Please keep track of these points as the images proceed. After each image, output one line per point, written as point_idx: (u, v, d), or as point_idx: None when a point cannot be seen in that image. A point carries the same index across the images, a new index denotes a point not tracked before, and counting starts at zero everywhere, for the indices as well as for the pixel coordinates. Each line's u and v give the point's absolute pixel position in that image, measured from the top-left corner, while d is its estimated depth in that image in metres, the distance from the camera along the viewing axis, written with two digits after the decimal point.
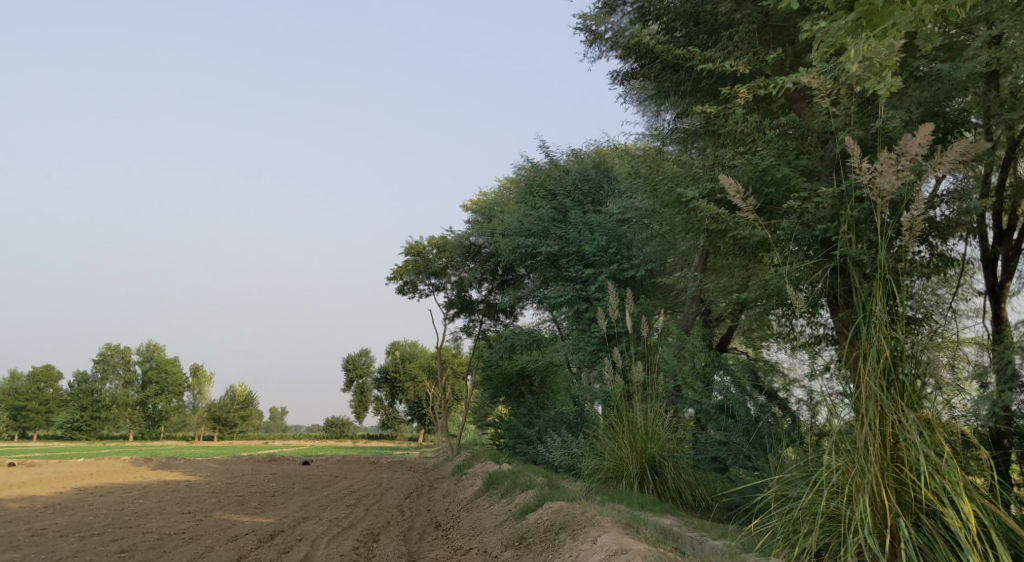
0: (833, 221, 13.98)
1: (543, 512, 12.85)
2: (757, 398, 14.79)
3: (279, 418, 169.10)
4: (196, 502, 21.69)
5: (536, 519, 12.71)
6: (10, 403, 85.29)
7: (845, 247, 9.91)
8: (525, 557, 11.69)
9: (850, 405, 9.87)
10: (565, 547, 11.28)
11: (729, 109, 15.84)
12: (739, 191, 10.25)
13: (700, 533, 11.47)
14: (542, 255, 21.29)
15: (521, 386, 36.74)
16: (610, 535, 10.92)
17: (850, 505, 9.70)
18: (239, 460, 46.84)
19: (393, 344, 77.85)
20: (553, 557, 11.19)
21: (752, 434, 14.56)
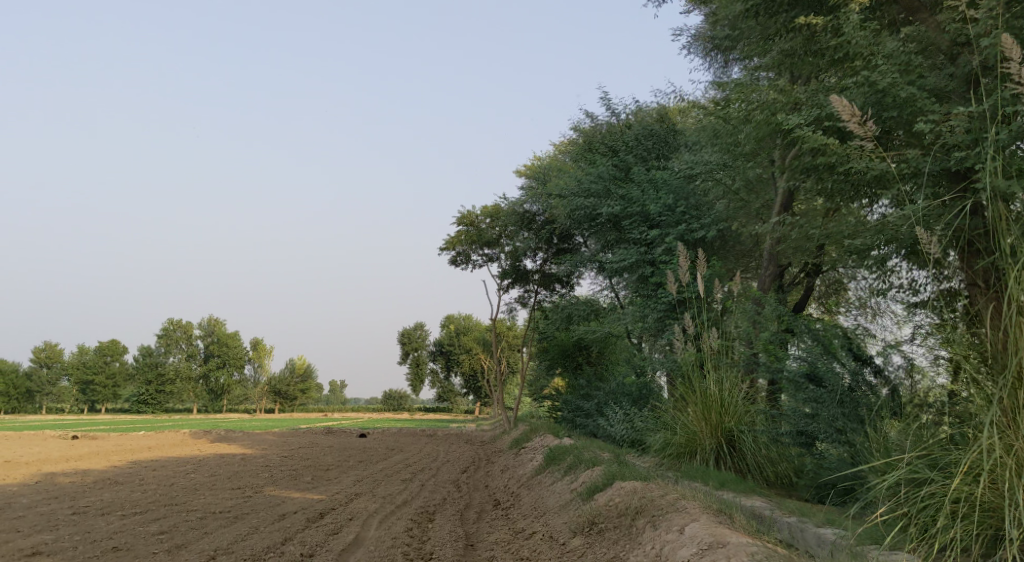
0: (974, 147, 12.80)
1: (614, 491, 11.78)
2: (846, 362, 13.48)
3: (340, 392, 170.31)
4: (248, 477, 20.94)
5: (607, 500, 11.58)
6: (77, 377, 86.61)
7: (995, 182, 9.29)
8: (598, 547, 10.61)
9: (1008, 377, 9.23)
10: (646, 536, 10.23)
11: (837, 21, 14.42)
12: (858, 115, 9.70)
13: (801, 520, 10.67)
14: (602, 216, 19.92)
15: (578, 357, 35.58)
16: (698, 524, 9.80)
17: (1011, 493, 9.12)
18: (298, 432, 46.55)
19: (449, 316, 77.06)
20: (633, 550, 10.15)
21: (848, 403, 13.10)
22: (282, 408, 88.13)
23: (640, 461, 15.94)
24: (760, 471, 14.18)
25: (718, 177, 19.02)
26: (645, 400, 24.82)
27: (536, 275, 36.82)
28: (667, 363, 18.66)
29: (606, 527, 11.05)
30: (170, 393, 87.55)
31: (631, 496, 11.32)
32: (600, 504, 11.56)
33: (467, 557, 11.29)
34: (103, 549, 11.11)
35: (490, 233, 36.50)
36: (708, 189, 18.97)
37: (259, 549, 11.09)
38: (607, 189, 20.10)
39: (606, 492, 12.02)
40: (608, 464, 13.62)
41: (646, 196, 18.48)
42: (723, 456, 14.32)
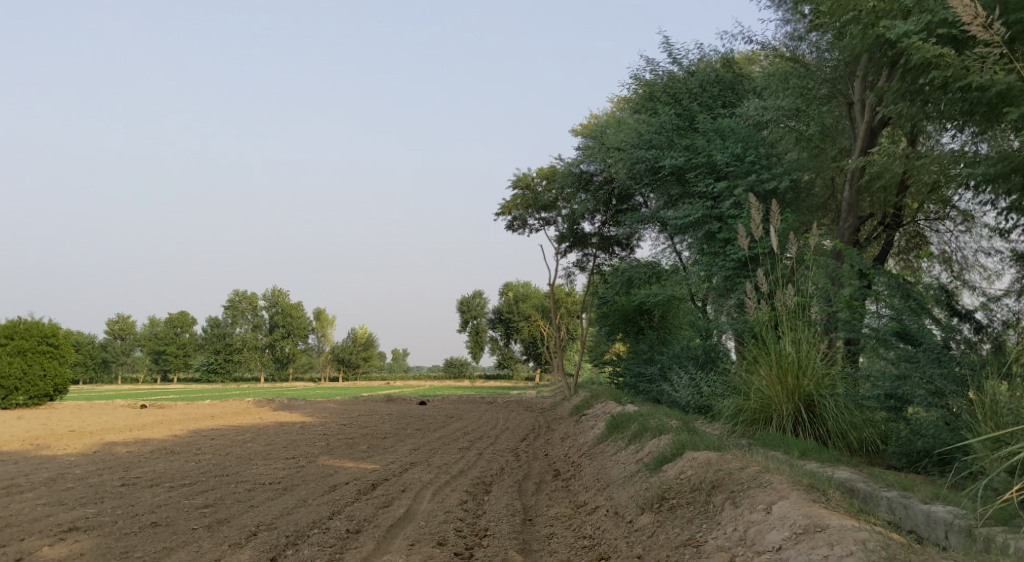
0: None
1: (684, 460, 10.96)
2: (940, 319, 12.49)
3: (402, 359, 171.52)
4: (303, 447, 20.36)
5: (679, 473, 10.72)
6: (149, 347, 88.10)
7: None
8: (670, 525, 9.89)
9: None
10: (726, 515, 9.55)
11: None
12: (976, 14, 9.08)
13: (904, 495, 9.91)
14: (665, 169, 18.81)
15: (640, 321, 34.86)
16: (788, 504, 9.13)
17: None
18: (360, 400, 46.33)
19: (509, 283, 76.44)
20: (712, 529, 9.49)
21: (943, 364, 12.11)
22: (345, 376, 88.66)
23: (709, 429, 15.04)
24: (843, 439, 13.45)
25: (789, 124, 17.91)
26: (712, 365, 23.67)
27: (594, 238, 35.75)
28: (735, 325, 17.67)
29: (678, 503, 10.20)
30: (238, 362, 88.59)
31: (706, 469, 10.43)
32: (672, 475, 10.71)
33: (524, 535, 10.54)
34: (142, 524, 10.50)
35: (546, 196, 35.56)
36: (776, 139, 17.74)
37: (304, 524, 10.40)
38: (671, 139, 18.99)
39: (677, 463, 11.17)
40: (678, 431, 12.75)
41: (714, 147, 17.62)
42: (801, 422, 13.67)
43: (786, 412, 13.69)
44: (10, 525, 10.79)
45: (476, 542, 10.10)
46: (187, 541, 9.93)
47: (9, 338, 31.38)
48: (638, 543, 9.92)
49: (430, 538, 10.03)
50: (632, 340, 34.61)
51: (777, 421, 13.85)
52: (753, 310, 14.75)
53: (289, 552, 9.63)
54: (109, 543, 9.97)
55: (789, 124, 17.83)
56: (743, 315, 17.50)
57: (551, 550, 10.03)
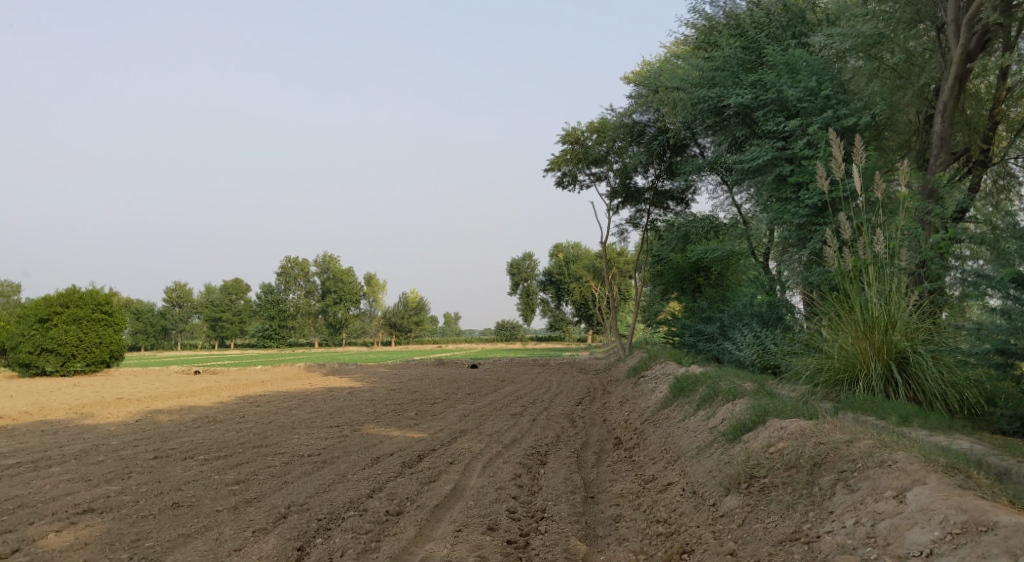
0: None
1: (773, 430, 9.84)
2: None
3: (453, 324, 171.29)
4: (350, 413, 19.31)
5: (768, 447, 9.62)
6: (208, 314, 88.44)
7: None
8: (763, 515, 8.92)
9: None
10: (838, 504, 8.61)
11: None
12: None
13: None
14: (730, 108, 17.80)
15: (698, 279, 33.18)
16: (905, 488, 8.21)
17: None
18: (410, 364, 45.43)
19: (559, 244, 75.03)
20: (832, 519, 8.55)
21: None
22: (397, 341, 88.18)
23: (790, 391, 13.72)
24: (940, 397, 12.66)
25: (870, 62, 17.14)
26: (777, 321, 22.14)
27: (648, 192, 34.18)
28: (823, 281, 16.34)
29: (771, 484, 9.19)
30: (292, 328, 88.58)
31: (803, 440, 9.25)
32: (761, 449, 9.61)
33: (587, 516, 9.67)
34: (163, 504, 9.53)
35: (597, 150, 34.06)
36: (857, 77, 16.97)
37: (339, 505, 9.42)
38: (737, 75, 18.01)
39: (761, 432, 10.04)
40: (758, 394, 11.57)
41: (784, 82, 16.76)
42: (892, 381, 12.93)
43: (874, 370, 12.96)
44: (23, 505, 9.82)
45: (532, 527, 9.21)
46: (208, 526, 9.00)
47: (64, 307, 30.79)
48: (725, 531, 8.94)
49: (480, 521, 9.13)
50: (688, 298, 33.07)
51: (866, 379, 13.04)
52: (832, 261, 13.95)
53: (319, 541, 8.73)
54: (122, 529, 9.04)
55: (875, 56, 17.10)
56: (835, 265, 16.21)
57: (619, 536, 9.22)
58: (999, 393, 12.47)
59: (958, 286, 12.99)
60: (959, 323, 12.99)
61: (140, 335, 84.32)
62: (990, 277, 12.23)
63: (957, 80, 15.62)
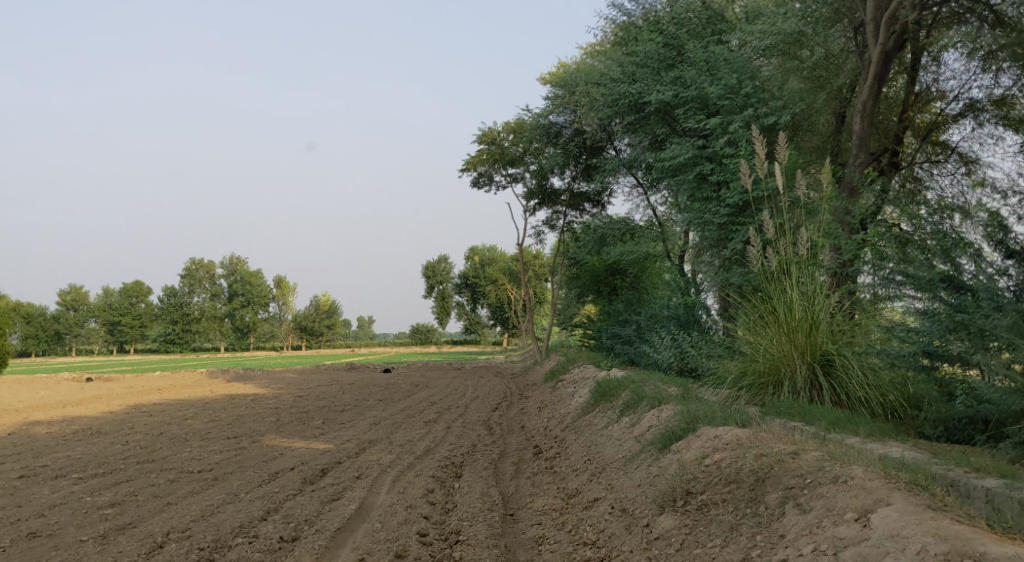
0: None
1: (708, 441, 9.31)
2: (973, 255, 11.62)
3: (367, 328, 168.94)
4: (250, 423, 18.18)
5: (704, 460, 9.05)
6: (105, 318, 85.14)
7: None
8: (705, 534, 8.33)
9: None
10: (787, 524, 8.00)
11: None
12: None
13: (971, 474, 8.50)
14: (650, 105, 17.29)
15: (613, 282, 32.56)
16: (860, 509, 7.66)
17: None
18: (320, 369, 44.10)
19: (474, 247, 74.28)
20: (787, 543, 7.88)
21: (991, 305, 11.13)
22: (309, 345, 86.15)
23: (714, 396, 13.21)
24: (865, 401, 12.18)
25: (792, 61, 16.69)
26: (695, 324, 21.69)
27: (565, 194, 33.65)
28: (746, 282, 15.89)
29: (711, 501, 8.62)
30: (197, 332, 85.68)
31: (743, 453, 8.70)
32: (695, 462, 9.05)
33: (507, 538, 9.03)
34: (17, 534, 8.52)
35: (513, 151, 33.41)
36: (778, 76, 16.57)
37: (226, 532, 8.55)
38: (659, 72, 17.40)
39: (693, 442, 9.50)
40: (684, 401, 10.99)
41: (705, 80, 16.24)
42: (816, 384, 12.47)
43: (797, 373, 12.52)
44: None
45: (446, 553, 8.48)
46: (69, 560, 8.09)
47: None
48: (661, 556, 8.33)
49: (386, 549, 8.33)
50: (603, 301, 32.57)
51: (790, 383, 12.57)
52: (754, 261, 13.52)
53: None
54: None
55: (796, 56, 16.60)
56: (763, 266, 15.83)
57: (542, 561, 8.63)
58: (926, 397, 12.09)
59: (884, 284, 12.52)
60: (884, 324, 12.57)
61: (31, 341, 80.75)
62: (916, 277, 11.80)
63: (880, 75, 15.17)
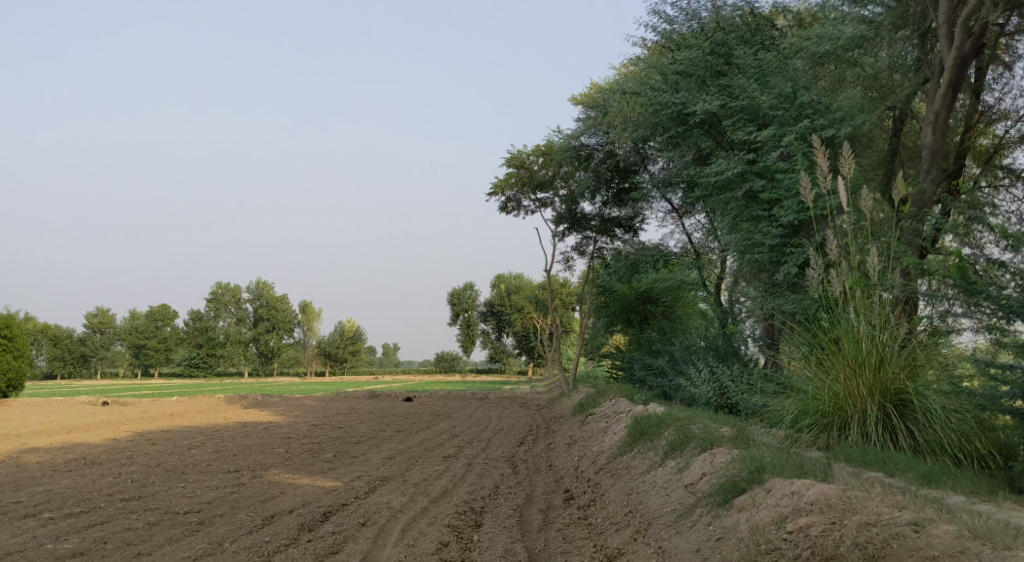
0: None
1: (785, 502, 8.10)
2: None
3: (392, 355, 167.96)
4: (256, 455, 16.81)
5: (785, 528, 7.85)
6: (130, 341, 84.44)
7: None
8: None
9: None
10: None
11: None
12: None
13: None
14: (695, 116, 16.08)
15: (643, 311, 31.44)
16: None
17: None
18: (340, 396, 42.66)
19: (500, 275, 72.87)
20: None
21: None
22: (332, 371, 85.03)
23: (769, 438, 11.81)
24: (948, 447, 10.81)
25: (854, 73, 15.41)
26: (735, 356, 20.15)
27: (595, 219, 32.16)
28: (801, 312, 14.46)
29: None
30: (221, 357, 84.72)
31: (845, 525, 7.51)
32: (774, 528, 7.86)
33: None
34: None
35: (543, 174, 31.91)
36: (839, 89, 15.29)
37: None
38: (704, 81, 16.29)
39: (762, 503, 8.33)
40: (743, 444, 9.66)
41: (757, 89, 15.07)
42: (888, 426, 11.12)
43: (867, 413, 11.17)
44: None
45: None
46: None
47: None
48: None
49: None
50: (634, 331, 31.02)
51: (859, 424, 11.21)
52: (815, 286, 12.18)
53: None
54: None
55: (857, 67, 15.30)
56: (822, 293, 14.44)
57: None
58: (1018, 445, 10.70)
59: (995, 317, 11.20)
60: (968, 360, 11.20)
61: (56, 362, 80.28)
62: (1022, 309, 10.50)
63: (954, 84, 13.81)
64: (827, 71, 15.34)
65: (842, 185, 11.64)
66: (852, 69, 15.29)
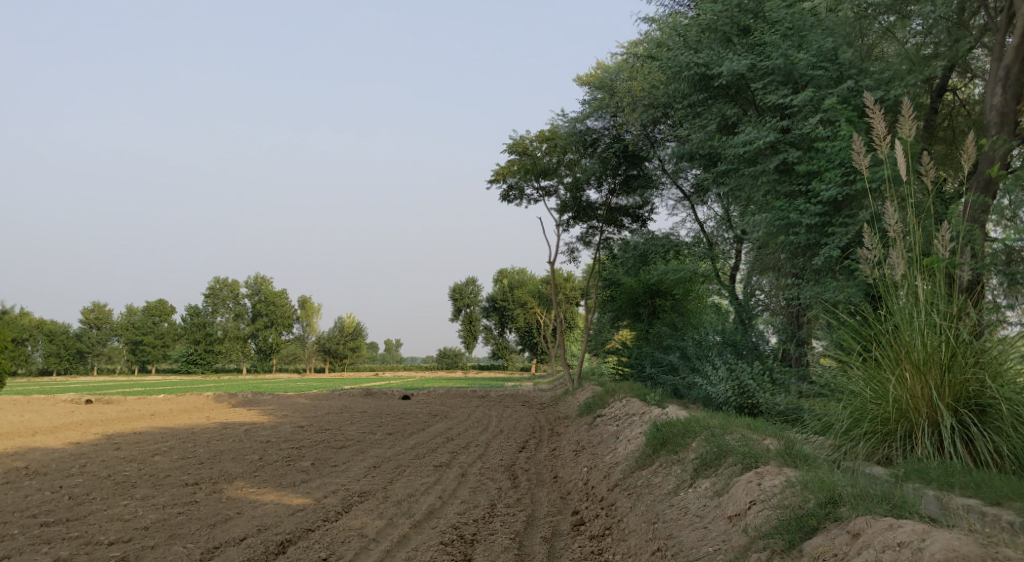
0: None
1: (888, 557, 6.72)
2: None
3: (394, 351, 166.22)
4: (224, 463, 14.88)
5: None
6: (127, 337, 82.45)
7: None
8: None
9: None
10: None
11: None
12: None
13: None
14: (719, 78, 14.44)
15: (652, 305, 29.46)
16: None
17: None
18: (334, 394, 40.70)
19: (503, 269, 70.84)
20: None
21: None
22: (332, 368, 83.19)
23: (815, 449, 10.07)
24: None
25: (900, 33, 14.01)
26: (755, 352, 18.31)
27: (601, 208, 29.89)
28: (842, 302, 12.68)
29: None
30: (219, 353, 82.76)
31: None
32: None
33: None
34: None
35: (547, 161, 29.74)
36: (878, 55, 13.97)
37: None
38: (729, 39, 14.73)
39: (848, 556, 6.92)
40: (797, 463, 8.22)
41: (790, 46, 13.53)
42: (964, 436, 9.40)
43: (939, 421, 9.42)
44: None
45: None
46: None
47: None
48: None
49: None
50: (642, 325, 29.15)
51: (929, 434, 9.47)
52: (868, 269, 10.42)
53: None
54: None
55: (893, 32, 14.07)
56: (866, 281, 12.69)
57: None
58: None
59: None
60: None
61: (52, 359, 78.29)
62: None
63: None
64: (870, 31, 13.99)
65: (901, 151, 9.95)
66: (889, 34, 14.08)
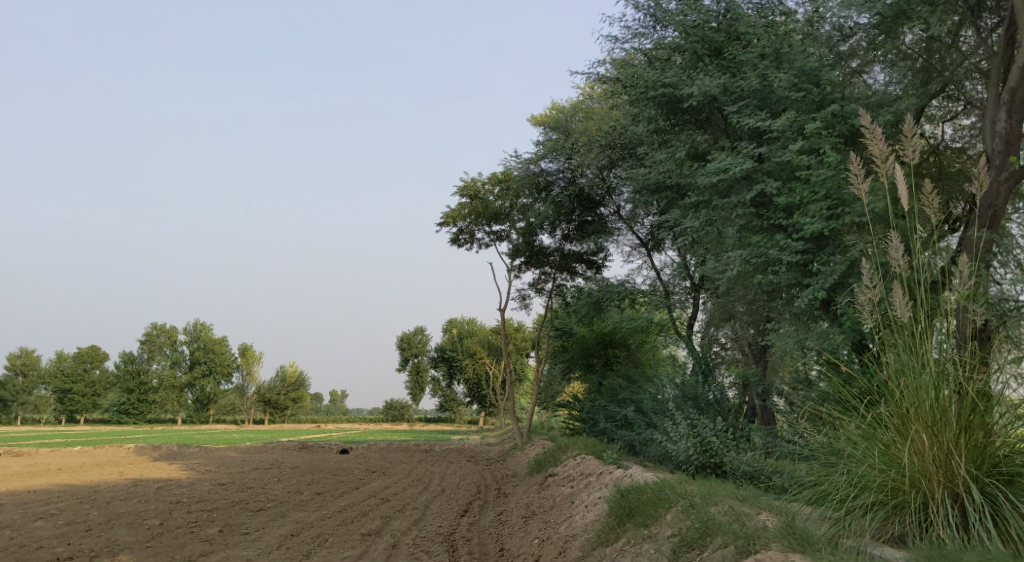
0: None
1: None
2: None
3: (339, 401, 162.49)
4: (116, 530, 12.83)
5: None
6: (55, 385, 78.55)
7: None
8: None
9: None
10: None
11: None
12: None
13: None
14: (688, 100, 13.18)
15: (603, 356, 27.94)
16: None
17: None
18: (269, 447, 38.27)
19: (451, 319, 68.82)
20: None
21: None
22: (271, 419, 80.16)
23: (811, 524, 8.47)
24: None
25: (870, 72, 13.36)
26: (720, 406, 16.77)
27: (554, 255, 27.80)
28: (827, 351, 11.20)
29: None
30: (152, 403, 79.17)
31: None
32: None
33: None
34: None
35: (499, 205, 27.93)
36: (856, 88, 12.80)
37: None
38: (700, 59, 13.52)
39: None
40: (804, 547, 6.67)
41: (769, 66, 12.31)
42: (989, 510, 7.91)
43: (958, 493, 7.92)
44: None
45: None
46: None
47: None
48: None
49: None
50: (594, 377, 27.57)
51: (948, 508, 7.94)
52: (867, 312, 8.89)
53: None
54: None
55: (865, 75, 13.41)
56: (854, 328, 11.27)
57: None
58: None
59: None
60: None
61: None
62: None
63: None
64: (842, 68, 13.17)
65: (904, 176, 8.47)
66: (859, 77, 13.33)
